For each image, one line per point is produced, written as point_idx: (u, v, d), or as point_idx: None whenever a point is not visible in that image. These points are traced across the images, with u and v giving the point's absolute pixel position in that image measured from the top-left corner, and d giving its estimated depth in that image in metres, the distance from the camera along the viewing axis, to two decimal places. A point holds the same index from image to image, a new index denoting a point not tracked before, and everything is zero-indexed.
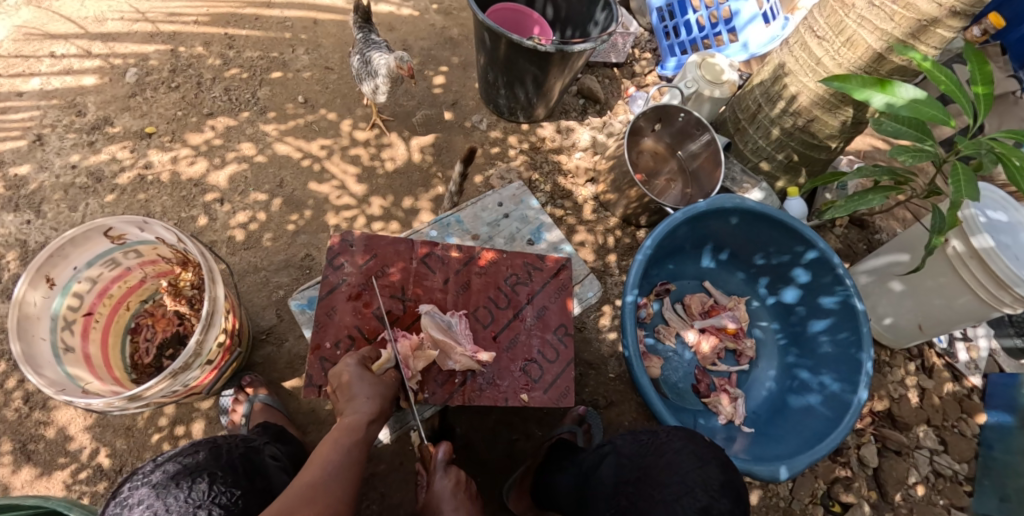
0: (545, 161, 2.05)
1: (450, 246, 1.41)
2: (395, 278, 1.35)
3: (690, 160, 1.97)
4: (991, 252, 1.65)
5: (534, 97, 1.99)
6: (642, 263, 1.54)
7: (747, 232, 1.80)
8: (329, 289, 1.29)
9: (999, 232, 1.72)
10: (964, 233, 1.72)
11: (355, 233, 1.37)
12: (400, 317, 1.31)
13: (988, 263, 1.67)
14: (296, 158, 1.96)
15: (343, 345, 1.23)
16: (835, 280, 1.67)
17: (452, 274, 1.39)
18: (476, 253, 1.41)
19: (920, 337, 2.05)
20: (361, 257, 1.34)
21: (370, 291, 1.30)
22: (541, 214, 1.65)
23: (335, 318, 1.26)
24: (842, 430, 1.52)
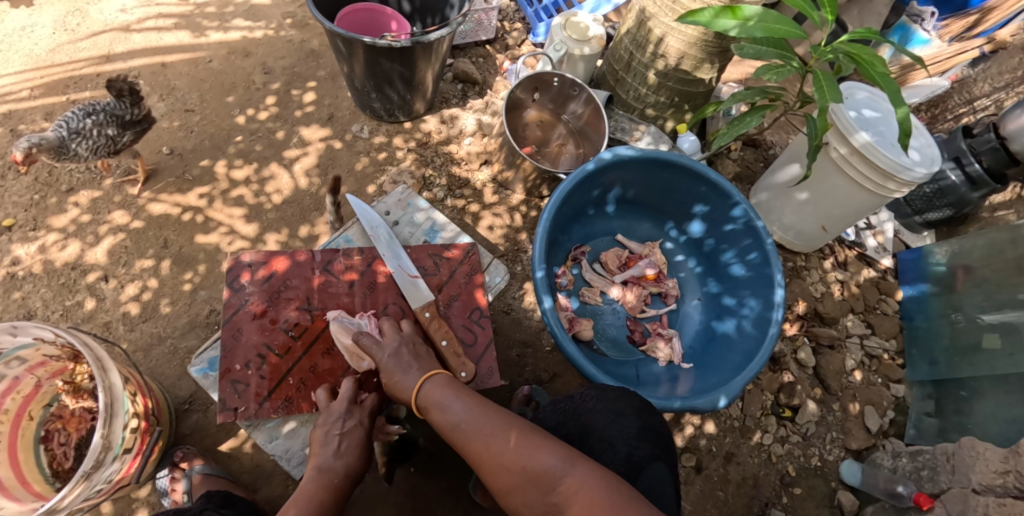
0: (436, 155, 2.01)
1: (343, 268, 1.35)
2: (299, 290, 1.32)
3: (576, 121, 1.98)
4: (869, 146, 1.75)
5: (408, 94, 1.96)
6: (544, 236, 1.53)
7: (644, 178, 1.83)
8: (233, 311, 1.27)
9: (873, 126, 1.83)
10: (844, 134, 1.81)
11: (251, 252, 1.34)
12: (309, 328, 1.29)
13: (869, 157, 1.77)
14: (176, 214, 1.85)
15: (254, 364, 1.23)
16: (733, 204, 1.74)
17: (358, 277, 1.34)
18: (376, 255, 1.37)
19: (827, 237, 2.16)
20: (256, 294, 1.30)
21: (276, 307, 1.29)
22: (435, 211, 1.52)
23: (242, 339, 1.25)
24: (768, 344, 1.60)
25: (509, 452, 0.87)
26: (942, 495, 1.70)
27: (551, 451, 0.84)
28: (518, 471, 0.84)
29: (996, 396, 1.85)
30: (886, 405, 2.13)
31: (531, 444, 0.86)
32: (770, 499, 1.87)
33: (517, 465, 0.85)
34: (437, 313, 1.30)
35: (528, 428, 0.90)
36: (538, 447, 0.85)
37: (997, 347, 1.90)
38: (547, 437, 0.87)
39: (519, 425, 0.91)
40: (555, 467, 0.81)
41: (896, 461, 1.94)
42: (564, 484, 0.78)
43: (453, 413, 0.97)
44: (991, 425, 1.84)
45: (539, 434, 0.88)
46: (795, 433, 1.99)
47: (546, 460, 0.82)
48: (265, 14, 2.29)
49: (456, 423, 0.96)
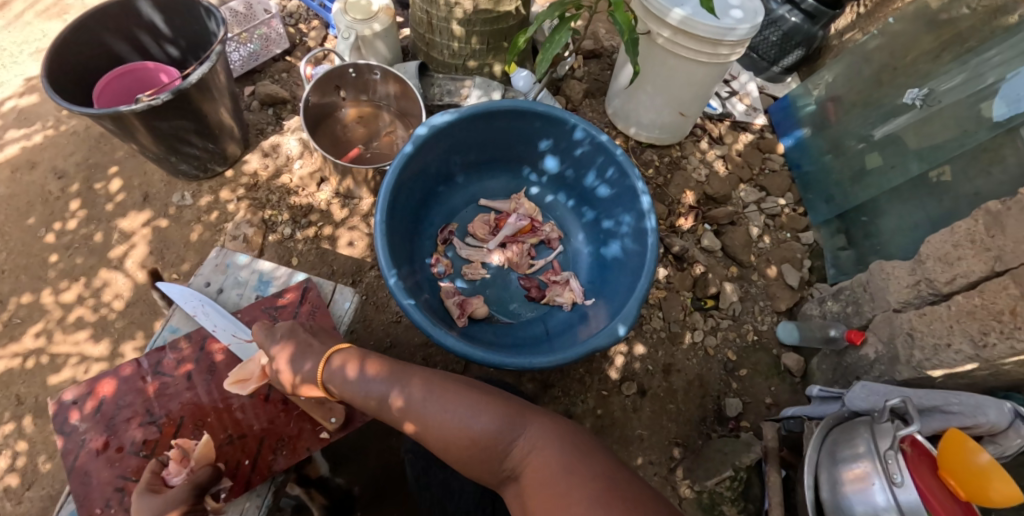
0: (270, 192, 1.90)
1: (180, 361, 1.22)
2: (134, 403, 1.18)
3: (391, 100, 1.94)
4: (688, 22, 1.68)
5: (213, 142, 1.83)
6: (384, 239, 1.43)
7: (479, 135, 1.76)
8: (73, 456, 1.12)
9: None
10: (662, 17, 1.73)
11: (68, 387, 1.18)
12: (161, 439, 1.15)
13: (692, 31, 1.69)
14: (18, 365, 1.67)
15: (114, 503, 1.09)
16: (571, 127, 1.69)
17: (195, 363, 1.22)
18: (205, 334, 1.23)
19: (688, 121, 2.11)
20: (90, 428, 1.15)
21: (117, 433, 1.15)
22: (261, 259, 1.38)
23: (90, 483, 1.10)
24: (650, 255, 1.54)
25: (438, 419, 0.95)
26: (870, 326, 1.75)
27: (491, 421, 0.93)
28: (453, 431, 0.94)
29: (895, 210, 1.94)
30: (801, 257, 2.18)
31: (471, 417, 0.94)
32: (721, 391, 1.89)
33: (454, 424, 0.94)
34: (288, 370, 1.20)
35: (459, 393, 0.99)
36: (473, 411, 0.95)
37: (880, 164, 2.01)
38: (487, 403, 0.97)
39: (452, 390, 0.99)
40: (500, 436, 0.92)
41: (824, 306, 1.96)
42: (518, 452, 0.91)
43: (376, 392, 1.01)
44: (900, 239, 1.89)
45: (477, 401, 0.97)
46: (725, 318, 2.00)
47: (488, 432, 0.93)
48: (36, 114, 2.06)
49: (384, 402, 1.02)
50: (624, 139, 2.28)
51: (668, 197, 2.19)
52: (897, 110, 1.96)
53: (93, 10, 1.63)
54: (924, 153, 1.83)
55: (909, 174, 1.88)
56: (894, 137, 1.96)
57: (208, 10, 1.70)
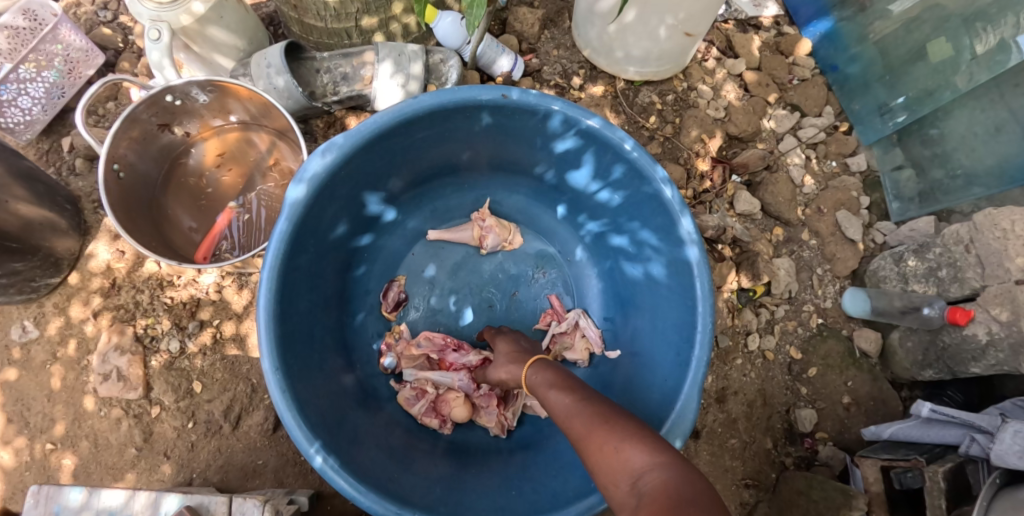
0: (137, 295, 1.35)
1: None
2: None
3: (264, 119, 1.32)
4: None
5: (20, 256, 1.25)
6: (286, 395, 0.93)
7: (402, 154, 1.17)
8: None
9: None
10: None
11: None
12: None
13: None
14: None
15: None
16: (544, 115, 1.10)
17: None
18: None
19: (695, 40, 1.46)
20: None
21: None
22: (103, 490, 0.99)
23: None
24: (700, 307, 1.03)
25: (590, 415, 0.71)
26: (980, 299, 1.25)
27: (648, 448, 0.61)
28: (591, 439, 0.68)
29: (972, 112, 1.39)
30: (858, 195, 1.64)
31: (619, 437, 0.64)
32: (789, 402, 1.47)
33: (586, 429, 0.70)
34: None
35: (617, 414, 0.70)
36: (615, 426, 0.67)
37: (949, 54, 1.39)
38: (650, 433, 0.65)
39: (610, 411, 0.71)
40: (650, 466, 0.58)
41: (903, 267, 1.42)
42: (637, 468, 0.59)
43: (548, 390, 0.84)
44: (973, 146, 1.40)
45: (633, 427, 0.67)
46: (780, 303, 1.52)
47: (633, 455, 0.61)
48: None
49: (583, 393, 0.78)
50: (609, 81, 1.65)
51: (681, 150, 1.62)
52: None
53: None
54: (1004, 20, 1.24)
55: (991, 66, 1.28)
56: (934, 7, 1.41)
57: None
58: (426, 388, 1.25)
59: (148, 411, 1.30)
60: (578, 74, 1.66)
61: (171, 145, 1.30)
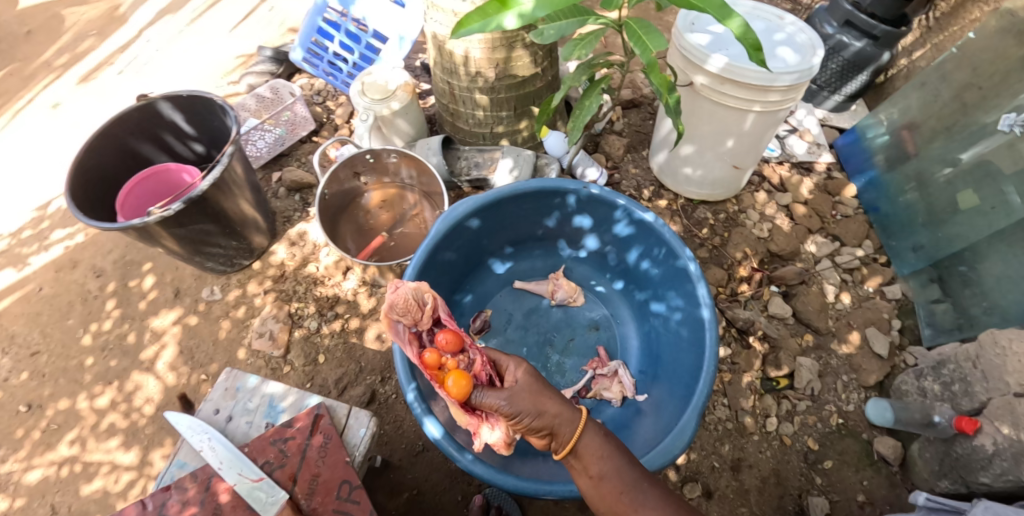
0: (297, 284, 1.84)
1: (178, 483, 1.16)
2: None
3: (420, 180, 1.83)
4: (729, 69, 1.48)
5: (235, 236, 1.78)
6: (400, 349, 1.30)
7: (506, 219, 1.62)
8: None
9: (730, 42, 1.54)
10: (700, 66, 1.55)
11: None
12: None
13: (739, 79, 1.48)
14: (55, 473, 1.66)
15: None
16: (612, 205, 1.53)
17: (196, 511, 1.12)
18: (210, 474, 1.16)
19: (743, 173, 1.90)
20: None
21: None
22: (272, 382, 1.32)
23: None
24: (710, 354, 1.32)
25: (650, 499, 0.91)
26: (986, 411, 1.37)
27: None
28: None
29: (999, 254, 1.64)
30: (889, 318, 1.84)
31: None
32: (803, 488, 1.59)
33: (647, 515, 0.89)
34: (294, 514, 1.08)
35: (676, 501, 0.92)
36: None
37: (976, 204, 1.72)
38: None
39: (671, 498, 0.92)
40: None
41: (924, 383, 1.59)
42: None
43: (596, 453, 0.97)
44: (1005, 287, 1.60)
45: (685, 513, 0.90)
46: (803, 398, 1.70)
47: None
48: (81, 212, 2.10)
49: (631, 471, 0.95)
50: (673, 198, 2.10)
51: (726, 257, 1.96)
52: (983, 133, 1.70)
53: (106, 123, 1.65)
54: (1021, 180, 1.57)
55: (1011, 215, 1.59)
56: (980, 165, 1.71)
57: (222, 103, 1.67)
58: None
59: (281, 367, 1.71)
60: (649, 189, 2.12)
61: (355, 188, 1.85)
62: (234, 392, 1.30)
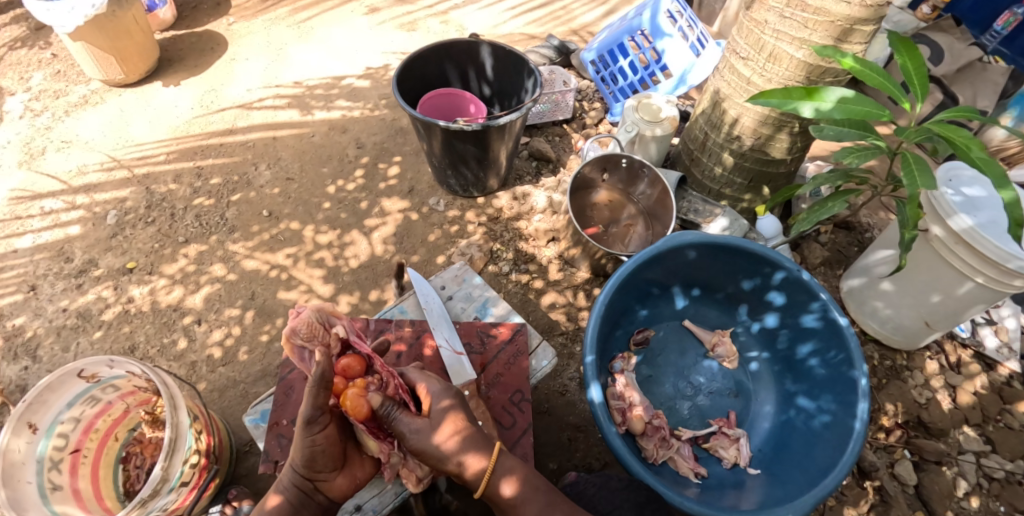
0: (506, 230, 2.16)
1: (403, 321, 1.43)
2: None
3: (647, 201, 2.07)
4: (972, 232, 1.61)
5: (482, 171, 2.11)
6: (598, 318, 1.57)
7: (713, 264, 1.89)
8: (289, 371, 1.37)
9: (985, 210, 1.65)
10: (942, 219, 1.68)
11: None
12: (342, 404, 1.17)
13: (976, 246, 1.61)
14: (265, 271, 2.07)
15: None
16: (811, 298, 1.76)
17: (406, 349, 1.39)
18: (427, 327, 1.41)
19: (931, 333, 1.99)
20: None
21: None
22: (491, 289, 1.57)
23: (293, 396, 1.33)
24: (849, 458, 1.52)
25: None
26: None
27: None
28: None
29: None
30: None
31: None
32: None
33: None
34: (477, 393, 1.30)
35: None
36: None
37: None
38: None
39: None
40: None
41: None
42: None
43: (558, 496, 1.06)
44: None
45: None
46: None
47: None
48: (363, 94, 2.63)
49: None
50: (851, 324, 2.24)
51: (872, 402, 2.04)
52: None
53: (447, 44, 2.02)
54: None
55: None
56: None
57: (531, 68, 1.99)
58: (626, 397, 1.83)
59: None
60: None
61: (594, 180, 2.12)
62: (460, 281, 1.56)
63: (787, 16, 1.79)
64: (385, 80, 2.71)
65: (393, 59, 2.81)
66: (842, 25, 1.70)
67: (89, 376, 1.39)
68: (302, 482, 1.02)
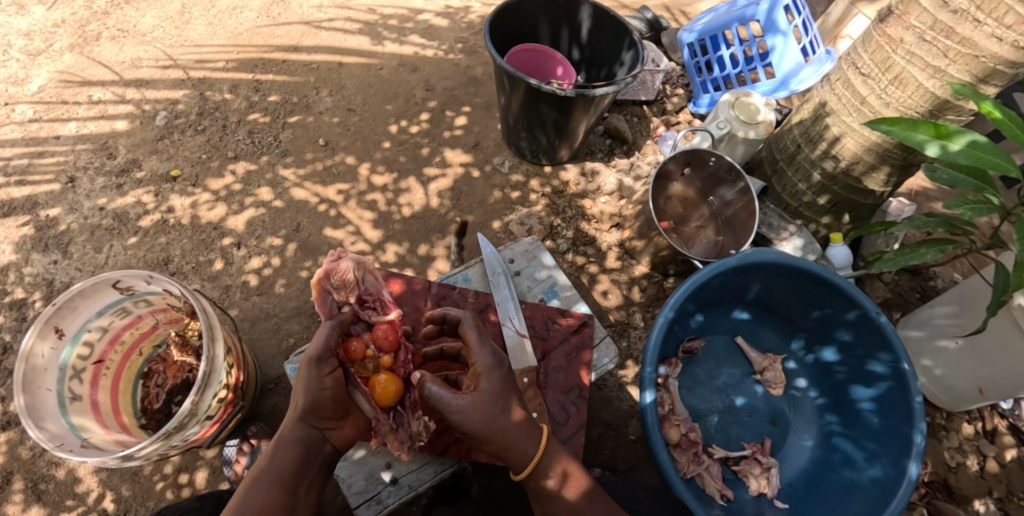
0: (568, 206, 2.07)
1: (467, 290, 1.33)
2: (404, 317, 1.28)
3: (723, 207, 1.96)
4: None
5: (557, 140, 1.98)
6: (664, 323, 1.49)
7: (785, 283, 1.79)
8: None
9: None
10: None
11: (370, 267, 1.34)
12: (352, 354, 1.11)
13: None
14: (313, 203, 2.00)
15: None
16: (883, 341, 1.63)
17: None
18: (493, 300, 1.32)
19: (982, 402, 1.87)
20: None
21: None
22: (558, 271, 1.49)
23: None
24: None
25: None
26: None
27: None
28: None
29: None
30: None
31: None
32: None
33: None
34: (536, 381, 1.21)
35: None
36: None
37: None
38: None
39: None
40: None
41: None
42: None
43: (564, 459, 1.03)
44: None
45: None
46: None
47: None
48: (439, 34, 2.51)
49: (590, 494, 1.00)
50: None
51: None
52: None
53: None
54: None
55: None
56: None
57: (632, 39, 1.84)
58: (667, 404, 1.77)
59: None
60: None
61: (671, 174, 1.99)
62: (529, 257, 1.48)
63: (928, 39, 1.60)
64: (464, 22, 2.59)
65: (474, 4, 2.70)
66: (987, 64, 1.51)
67: (125, 289, 1.33)
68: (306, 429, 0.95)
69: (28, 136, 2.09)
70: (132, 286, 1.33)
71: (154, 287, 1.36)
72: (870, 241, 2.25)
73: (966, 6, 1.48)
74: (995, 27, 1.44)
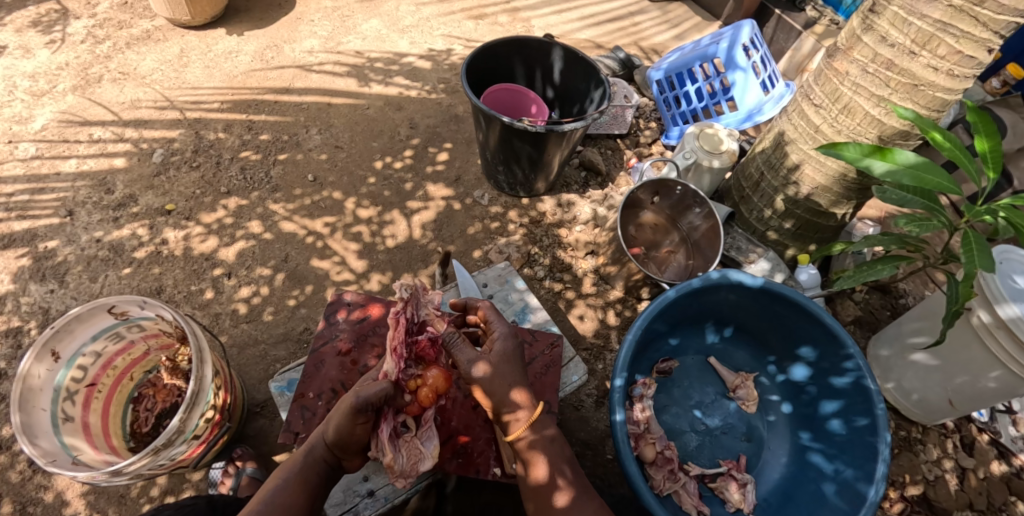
0: (545, 235, 2.17)
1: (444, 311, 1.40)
2: (383, 338, 1.35)
3: (691, 231, 2.07)
4: (1019, 323, 1.54)
5: (533, 173, 2.11)
6: (633, 339, 1.57)
7: (752, 302, 1.88)
8: (322, 342, 1.33)
9: None
10: (990, 304, 1.62)
11: (352, 292, 1.42)
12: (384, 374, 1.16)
13: (1017, 334, 1.55)
14: (301, 235, 2.10)
15: (326, 396, 1.25)
16: (844, 354, 1.71)
17: None
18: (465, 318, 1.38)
19: (954, 414, 1.91)
20: (356, 313, 1.38)
21: (360, 348, 1.33)
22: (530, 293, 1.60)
23: (322, 370, 1.28)
24: None
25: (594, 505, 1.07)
26: None
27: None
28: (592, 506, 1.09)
29: None
30: None
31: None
32: None
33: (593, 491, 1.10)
34: None
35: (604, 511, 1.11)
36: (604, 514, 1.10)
37: None
38: None
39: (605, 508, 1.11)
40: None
41: None
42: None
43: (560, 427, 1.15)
44: None
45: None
46: None
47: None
48: (423, 75, 2.68)
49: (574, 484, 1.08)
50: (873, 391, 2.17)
51: None
52: None
53: (522, 38, 2.00)
54: None
55: None
56: None
57: (600, 78, 1.98)
58: (642, 422, 1.81)
59: None
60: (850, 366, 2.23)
61: (642, 202, 2.11)
62: (502, 281, 1.59)
63: (871, 71, 1.74)
64: (446, 64, 2.76)
65: (457, 47, 2.88)
66: (927, 92, 1.65)
67: (119, 314, 1.40)
68: (329, 456, 1.02)
69: (29, 172, 2.19)
70: (125, 312, 1.40)
71: (147, 312, 1.43)
72: (838, 260, 2.35)
73: (902, 41, 1.63)
74: (930, 58, 1.59)
